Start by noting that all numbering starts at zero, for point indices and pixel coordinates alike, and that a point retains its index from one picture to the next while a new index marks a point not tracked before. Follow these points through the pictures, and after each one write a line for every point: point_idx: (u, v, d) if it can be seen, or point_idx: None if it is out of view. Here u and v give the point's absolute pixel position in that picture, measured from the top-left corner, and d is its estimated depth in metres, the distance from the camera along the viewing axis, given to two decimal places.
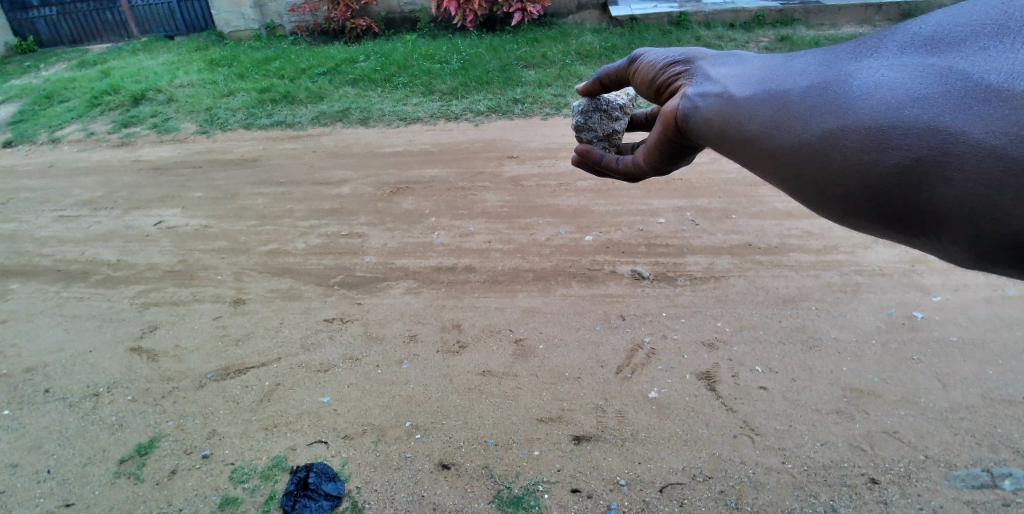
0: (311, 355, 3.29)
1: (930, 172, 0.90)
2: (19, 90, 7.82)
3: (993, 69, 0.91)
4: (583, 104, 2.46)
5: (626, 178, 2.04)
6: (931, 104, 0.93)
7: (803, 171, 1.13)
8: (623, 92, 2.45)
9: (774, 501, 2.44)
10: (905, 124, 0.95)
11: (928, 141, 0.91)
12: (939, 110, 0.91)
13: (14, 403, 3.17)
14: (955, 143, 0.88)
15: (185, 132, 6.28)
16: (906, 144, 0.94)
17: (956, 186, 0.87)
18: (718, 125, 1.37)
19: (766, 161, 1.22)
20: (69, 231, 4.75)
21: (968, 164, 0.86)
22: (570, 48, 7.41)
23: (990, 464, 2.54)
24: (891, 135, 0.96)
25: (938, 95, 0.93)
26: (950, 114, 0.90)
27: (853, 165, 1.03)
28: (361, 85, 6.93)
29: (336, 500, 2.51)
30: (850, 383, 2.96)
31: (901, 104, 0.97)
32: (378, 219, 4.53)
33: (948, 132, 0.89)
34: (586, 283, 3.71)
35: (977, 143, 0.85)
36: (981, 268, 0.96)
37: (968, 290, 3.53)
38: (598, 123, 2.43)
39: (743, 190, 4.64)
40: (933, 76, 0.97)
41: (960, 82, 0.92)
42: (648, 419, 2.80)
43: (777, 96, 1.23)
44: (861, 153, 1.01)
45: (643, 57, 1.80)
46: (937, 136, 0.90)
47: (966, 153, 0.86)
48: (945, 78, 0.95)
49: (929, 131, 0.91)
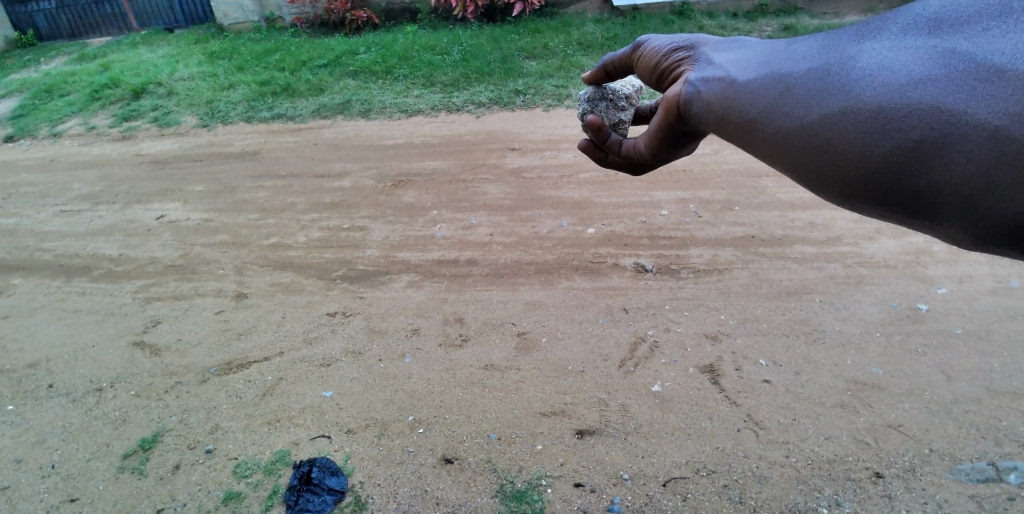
0: (313, 349, 3.29)
1: (932, 153, 0.90)
2: (19, 83, 7.80)
3: (997, 49, 0.90)
4: (590, 92, 2.45)
5: (630, 166, 2.02)
6: (934, 85, 0.92)
7: (802, 154, 1.11)
8: (628, 83, 2.46)
9: (778, 495, 2.44)
10: (907, 106, 0.93)
11: (931, 123, 0.90)
12: (943, 92, 0.90)
13: (17, 398, 3.17)
14: (958, 125, 0.87)
15: (186, 125, 6.26)
16: (908, 126, 0.92)
17: (957, 168, 0.88)
18: (718, 110, 1.34)
19: (766, 145, 1.20)
20: (70, 225, 4.74)
21: (971, 146, 0.86)
22: (571, 38, 7.36)
23: (995, 458, 2.53)
24: (894, 116, 0.95)
25: (941, 76, 0.92)
26: (953, 96, 0.89)
27: (854, 149, 1.01)
28: (362, 77, 6.89)
29: (339, 494, 2.51)
30: (854, 376, 2.94)
31: (903, 86, 0.95)
32: (379, 212, 4.51)
33: (951, 114, 0.88)
34: (588, 276, 3.70)
35: (980, 124, 0.85)
36: (977, 248, 0.98)
37: (972, 281, 3.50)
38: (604, 112, 2.38)
39: (746, 181, 4.61)
40: (935, 57, 0.95)
41: (962, 63, 0.91)
42: (651, 413, 2.79)
43: (778, 80, 1.20)
44: (863, 135, 0.99)
45: (647, 43, 1.77)
46: (941, 118, 0.89)
47: (968, 135, 0.86)
48: (947, 58, 0.93)
49: (931, 113, 0.90)
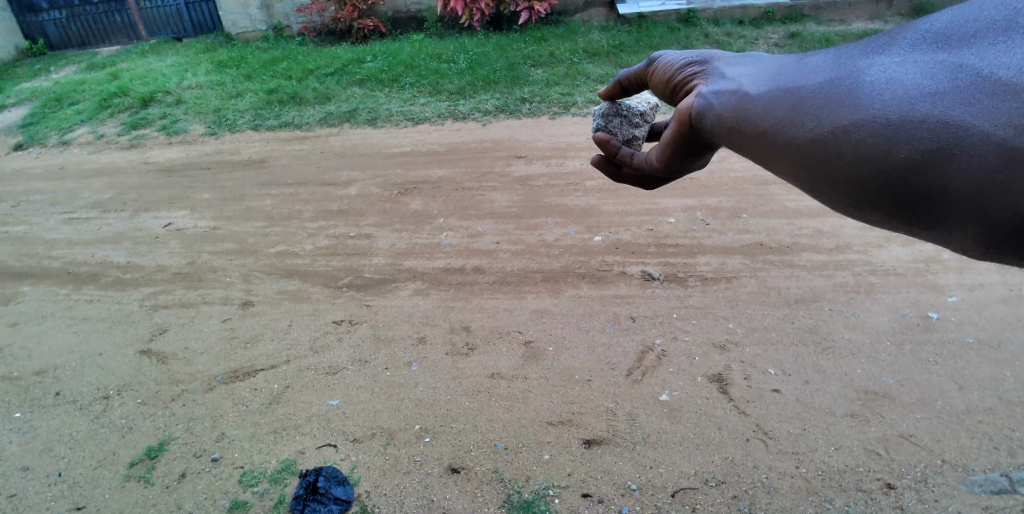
0: (320, 357, 3.29)
1: (937, 161, 0.89)
2: (30, 92, 7.87)
3: (1003, 64, 0.89)
4: (605, 107, 2.43)
5: (646, 179, 2.01)
6: (941, 97, 0.91)
7: (813, 164, 1.10)
8: (643, 101, 2.47)
9: (788, 506, 2.41)
10: (916, 118, 0.92)
11: (938, 134, 0.89)
12: (950, 104, 0.89)
13: (24, 405, 3.18)
14: (965, 135, 0.86)
15: (194, 133, 6.30)
16: (917, 136, 0.91)
17: (964, 175, 0.87)
18: (729, 121, 1.33)
19: (777, 157, 1.18)
20: (79, 233, 4.77)
21: (977, 156, 0.85)
22: (578, 46, 7.38)
23: (1008, 469, 2.49)
24: (903, 127, 0.93)
25: (949, 89, 0.91)
26: (959, 108, 0.88)
27: (864, 159, 0.99)
28: (369, 85, 6.93)
29: (345, 504, 2.49)
30: (864, 386, 2.92)
31: (911, 99, 0.94)
32: (386, 219, 4.52)
33: (958, 125, 0.87)
34: (595, 284, 3.68)
35: (986, 135, 0.84)
36: (990, 256, 0.96)
37: (984, 290, 3.47)
38: (618, 128, 2.39)
39: (753, 188, 4.60)
40: (943, 71, 0.94)
41: (969, 78, 0.90)
42: (660, 422, 2.77)
43: (788, 92, 1.19)
44: (872, 146, 0.98)
45: (660, 58, 1.77)
46: (948, 129, 0.88)
47: (975, 145, 0.85)
48: (955, 72, 0.93)
49: (938, 124, 0.89)
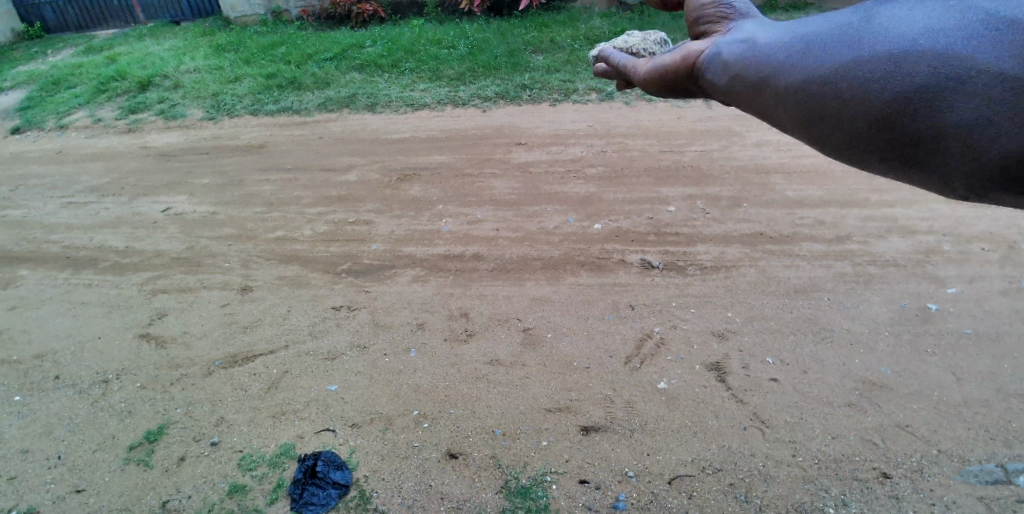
0: (318, 342, 3.29)
1: (938, 98, 0.95)
2: (26, 75, 7.81)
3: (1002, 6, 0.95)
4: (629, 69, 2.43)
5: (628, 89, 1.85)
6: (949, 35, 0.95)
7: (814, 108, 1.10)
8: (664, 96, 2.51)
9: (783, 494, 2.41)
10: (923, 55, 0.96)
11: (942, 69, 0.94)
12: (956, 42, 0.94)
13: (24, 389, 3.18)
14: (968, 70, 0.92)
15: (192, 118, 6.26)
16: (924, 72, 0.95)
17: (961, 116, 0.94)
18: (728, 71, 1.29)
19: (776, 102, 1.17)
20: (77, 217, 4.75)
21: (977, 90, 0.92)
22: (579, 33, 7.32)
23: (1004, 460, 2.50)
24: (909, 64, 0.97)
25: (955, 28, 0.95)
26: (964, 45, 0.93)
27: (869, 98, 1.02)
28: (368, 71, 6.87)
29: (344, 489, 2.50)
30: (861, 375, 2.93)
31: (920, 38, 0.98)
32: (386, 206, 4.50)
33: (962, 59, 0.93)
34: (594, 272, 3.68)
35: (986, 69, 0.91)
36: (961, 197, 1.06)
37: (984, 282, 3.47)
38: None
39: (754, 177, 4.59)
40: (948, 13, 0.98)
41: (973, 18, 0.95)
42: (657, 410, 2.78)
43: (791, 39, 1.18)
44: (879, 84, 1.01)
45: None
46: (950, 64, 0.93)
47: (978, 81, 0.91)
48: (961, 14, 0.97)
49: (945, 60, 0.94)
